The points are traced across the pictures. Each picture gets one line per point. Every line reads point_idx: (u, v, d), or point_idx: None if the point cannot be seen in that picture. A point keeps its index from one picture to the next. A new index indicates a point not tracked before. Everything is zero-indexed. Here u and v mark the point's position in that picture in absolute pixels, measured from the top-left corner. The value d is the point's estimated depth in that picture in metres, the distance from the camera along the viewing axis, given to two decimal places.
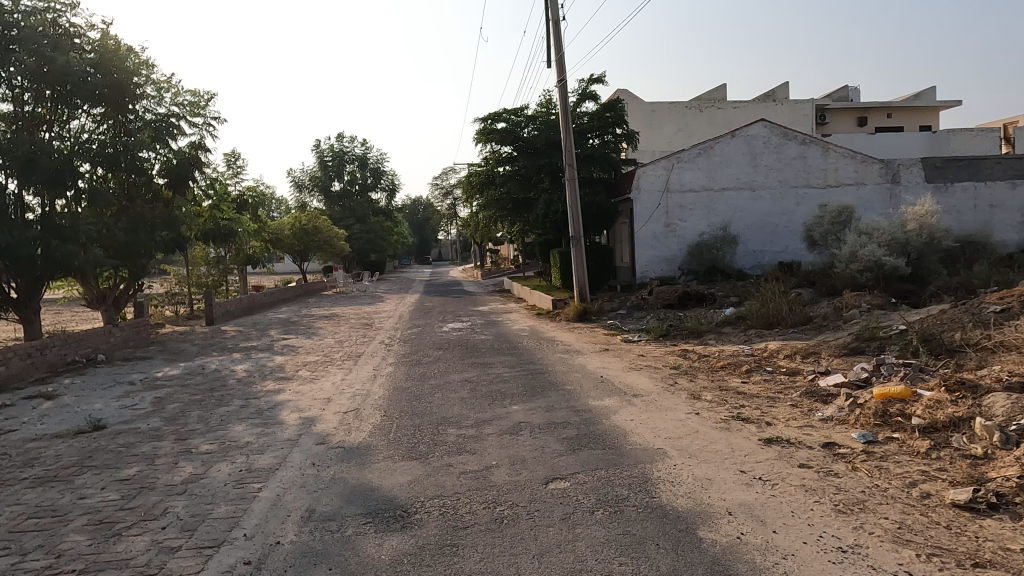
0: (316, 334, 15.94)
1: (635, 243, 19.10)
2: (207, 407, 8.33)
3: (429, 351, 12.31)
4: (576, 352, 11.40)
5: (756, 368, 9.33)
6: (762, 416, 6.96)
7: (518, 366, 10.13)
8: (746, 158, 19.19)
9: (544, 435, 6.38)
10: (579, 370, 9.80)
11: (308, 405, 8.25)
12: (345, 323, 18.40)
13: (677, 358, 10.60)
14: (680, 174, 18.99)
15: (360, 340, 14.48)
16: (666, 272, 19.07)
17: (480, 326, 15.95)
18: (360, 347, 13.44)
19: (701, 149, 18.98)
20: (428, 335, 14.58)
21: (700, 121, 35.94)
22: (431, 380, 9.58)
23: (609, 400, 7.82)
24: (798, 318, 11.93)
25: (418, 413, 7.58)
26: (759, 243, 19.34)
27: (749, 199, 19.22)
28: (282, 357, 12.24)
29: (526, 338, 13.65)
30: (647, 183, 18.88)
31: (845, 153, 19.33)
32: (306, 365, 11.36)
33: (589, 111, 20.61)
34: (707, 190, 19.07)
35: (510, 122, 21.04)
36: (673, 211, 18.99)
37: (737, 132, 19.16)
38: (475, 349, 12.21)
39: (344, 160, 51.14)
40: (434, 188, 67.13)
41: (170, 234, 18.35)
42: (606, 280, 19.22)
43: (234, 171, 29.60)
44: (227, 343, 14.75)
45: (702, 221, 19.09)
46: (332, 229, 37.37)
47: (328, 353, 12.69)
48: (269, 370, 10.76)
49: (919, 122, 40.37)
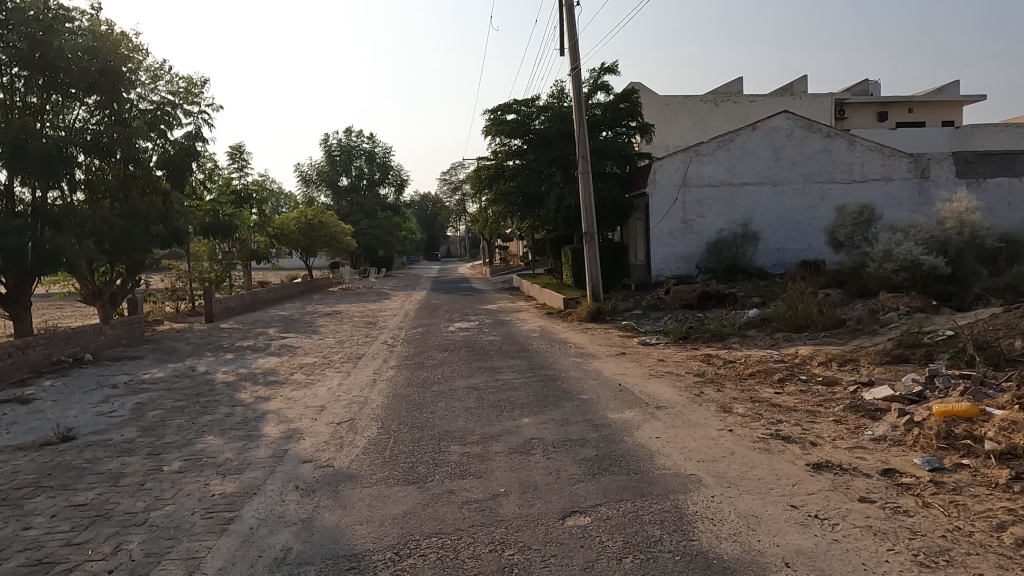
0: (316, 333, 15.24)
1: (651, 240, 18.28)
2: (190, 415, 7.64)
3: (433, 354, 11.60)
4: (590, 356, 10.63)
5: (790, 377, 8.52)
6: (804, 435, 6.15)
7: (528, 372, 9.37)
8: (768, 151, 18.32)
9: (557, 456, 5.63)
10: (595, 377, 9.02)
11: (300, 414, 7.54)
12: (348, 321, 17.70)
13: (700, 364, 9.81)
14: (698, 168, 18.15)
15: (361, 341, 13.77)
16: (683, 271, 18.26)
17: (488, 327, 15.22)
18: (361, 348, 12.77)
19: (720, 142, 18.11)
20: (434, 336, 13.85)
21: (716, 116, 35.00)
22: (435, 386, 8.87)
23: (630, 413, 7.05)
24: (830, 321, 11.09)
25: (417, 425, 6.86)
26: (781, 241, 18.46)
27: (770, 195, 18.35)
28: (279, 358, 11.56)
29: (537, 340, 12.89)
30: (664, 177, 18.06)
31: (872, 146, 18.41)
32: (302, 367, 10.67)
33: (602, 103, 19.76)
34: (727, 185, 18.22)
35: (521, 114, 20.29)
36: (690, 206, 18.15)
37: (758, 124, 18.28)
38: (483, 352, 11.45)
39: (352, 155, 50.58)
40: (443, 183, 66.44)
41: (169, 229, 17.87)
42: (620, 278, 18.40)
43: (238, 165, 29.02)
44: (224, 342, 14.11)
45: (721, 217, 18.25)
46: (338, 225, 36.74)
47: (327, 355, 11.99)
48: (262, 373, 10.07)
49: (939, 118, 39.16)
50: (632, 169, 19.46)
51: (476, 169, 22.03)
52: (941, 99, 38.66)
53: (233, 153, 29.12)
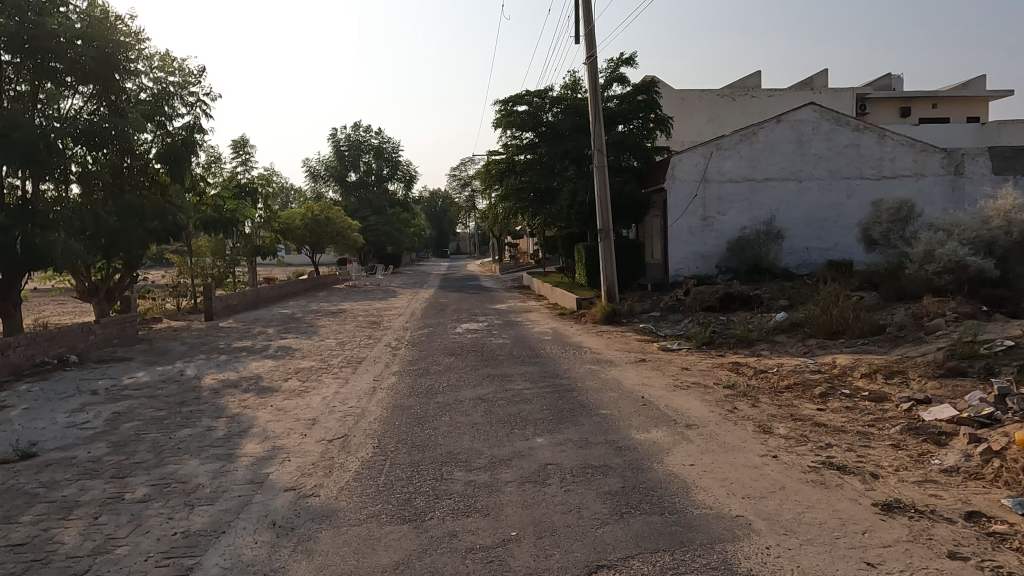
0: (317, 333, 14.51)
1: (668, 238, 17.43)
2: (168, 429, 6.92)
3: (438, 358, 10.84)
4: (607, 364, 9.84)
5: (832, 391, 7.69)
6: (862, 464, 5.32)
7: (541, 382, 8.59)
8: (793, 145, 17.41)
9: (576, 489, 4.85)
10: (615, 388, 8.22)
11: (288, 430, 6.79)
12: (351, 321, 16.97)
13: (728, 373, 8.99)
14: (719, 162, 17.28)
15: (364, 343, 13.05)
16: (703, 270, 17.40)
17: (498, 328, 14.45)
18: (363, 350, 12.05)
19: (743, 136, 17.23)
20: (440, 339, 13.10)
21: (733, 110, 34.02)
22: (439, 396, 8.10)
23: (657, 433, 6.25)
24: (868, 328, 10.24)
25: (417, 445, 6.09)
26: (806, 239, 17.55)
27: (795, 191, 17.45)
28: (276, 362, 10.85)
29: (549, 344, 12.09)
30: (683, 172, 17.20)
31: (903, 141, 17.46)
32: (299, 373, 9.94)
33: (619, 94, 18.89)
34: (749, 180, 17.33)
35: (533, 106, 19.46)
36: (710, 203, 17.29)
37: (783, 117, 17.38)
38: (492, 357, 10.67)
39: (360, 150, 49.95)
40: (453, 179, 65.64)
41: (164, 223, 17.15)
42: (636, 277, 17.55)
43: (242, 158, 28.36)
44: (221, 342, 13.43)
45: (743, 215, 17.37)
46: (345, 220, 36.03)
47: (326, 358, 11.27)
48: (254, 379, 9.37)
49: (964, 114, 37.95)
50: (649, 164, 18.58)
51: (486, 163, 21.23)
52: (966, 94, 37.42)
53: (237, 146, 28.47)
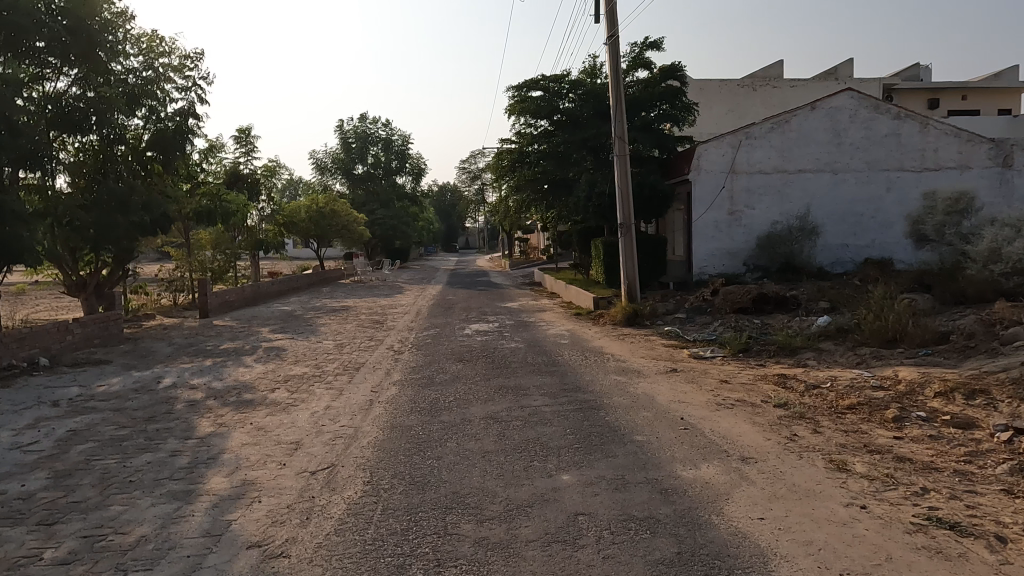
0: (315, 334, 13.46)
1: (693, 233, 16.26)
2: (125, 454, 5.88)
3: (445, 365, 9.78)
4: (634, 375, 8.73)
5: (906, 413, 6.53)
6: (978, 521, 4.18)
7: (562, 397, 7.50)
8: (828, 134, 16.17)
9: (617, 555, 3.75)
10: (648, 406, 7.12)
11: (266, 458, 5.74)
12: (354, 319, 15.90)
13: (775, 388, 7.86)
14: (748, 152, 16.08)
15: (364, 345, 12.02)
16: (729, 268, 16.22)
17: (510, 330, 13.37)
18: (363, 354, 11.01)
19: (774, 124, 16.02)
20: (447, 342, 12.04)
21: (753, 101, 32.68)
22: (445, 413, 7.03)
23: (707, 469, 5.14)
24: (930, 336, 9.06)
25: (416, 482, 5.02)
26: (841, 236, 16.33)
27: (829, 183, 16.22)
28: (265, 368, 9.83)
29: (567, 349, 11.00)
30: (710, 162, 16.01)
31: (947, 129, 16.15)
32: (290, 381, 8.91)
33: (642, 79, 17.69)
34: (780, 172, 16.12)
35: (550, 93, 18.34)
36: (738, 195, 16.09)
37: (818, 103, 16.13)
38: (504, 364, 9.59)
39: (368, 142, 48.87)
40: (462, 172, 64.44)
41: (151, 216, 15.83)
42: (658, 275, 16.39)
43: (245, 149, 27.36)
44: (211, 344, 12.45)
45: (774, 209, 16.17)
46: (351, 213, 34.95)
47: (322, 363, 10.26)
48: (237, 389, 8.35)
49: (994, 106, 36.33)
50: (673, 154, 17.37)
51: (498, 153, 20.10)
52: (997, 85, 35.82)
53: (239, 136, 27.47)
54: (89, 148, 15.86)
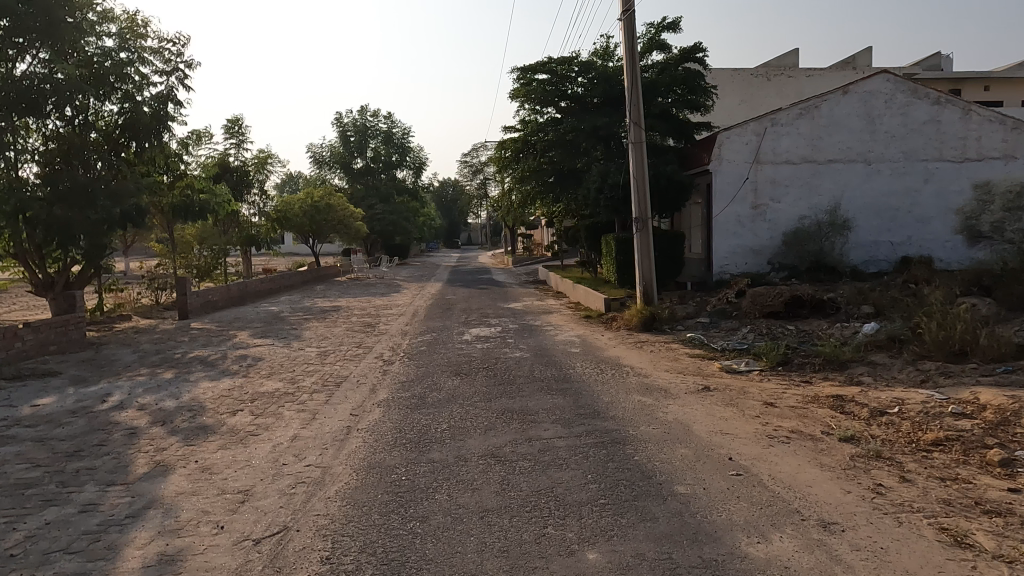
0: (299, 339, 12.16)
1: (713, 229, 14.93)
2: (23, 509, 4.59)
3: (440, 380, 8.50)
4: (661, 395, 7.43)
5: (1014, 455, 5.20)
6: None
7: (577, 426, 6.22)
8: (861, 120, 14.81)
9: None
10: (685, 439, 5.82)
11: (201, 516, 4.44)
12: (343, 322, 14.62)
13: (835, 415, 6.53)
14: (774, 141, 14.74)
15: (351, 353, 10.74)
16: (753, 267, 14.91)
17: (514, 335, 12.08)
18: (348, 365, 9.75)
19: (802, 110, 14.67)
20: (444, 350, 10.76)
21: (768, 91, 31.25)
22: (436, 447, 5.75)
23: (781, 543, 3.83)
24: (1007, 349, 7.74)
25: (389, 562, 3.73)
26: (874, 232, 14.98)
27: (862, 175, 14.87)
28: (233, 382, 8.57)
29: (579, 359, 9.70)
30: (732, 151, 14.67)
31: (992, 116, 14.75)
32: (259, 399, 7.65)
33: (658, 63, 16.36)
34: (809, 162, 14.77)
35: (557, 78, 17.05)
36: (763, 188, 14.75)
37: (850, 87, 14.77)
38: (507, 379, 8.30)
39: (367, 135, 47.49)
40: (464, 165, 63.03)
41: (119, 209, 14.57)
42: (675, 275, 15.04)
43: (235, 140, 26.02)
44: (181, 351, 11.20)
45: (802, 202, 14.82)
46: (347, 208, 33.59)
47: (299, 375, 9.00)
48: (192, 412, 7.08)
49: (1017, 98, 34.81)
50: (691, 144, 16.03)
51: (502, 143, 18.79)
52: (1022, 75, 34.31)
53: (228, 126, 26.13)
54: (56, 134, 14.69)
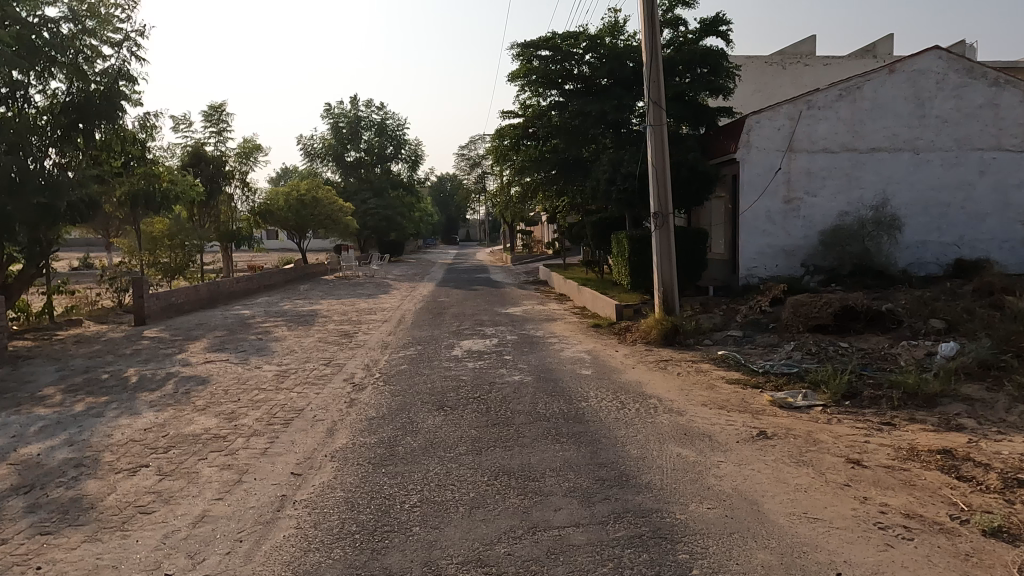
0: (258, 354, 10.33)
1: (741, 227, 13.12)
2: None
3: (418, 416, 6.71)
4: (705, 444, 5.64)
5: None
6: None
7: (599, 504, 4.40)
8: (909, 103, 12.98)
9: None
10: (759, 531, 4.00)
11: None
12: (317, 331, 12.79)
13: (955, 485, 4.71)
14: (809, 126, 12.94)
15: (316, 373, 8.96)
16: (784, 270, 13.13)
17: (512, 351, 10.29)
18: (309, 390, 7.97)
19: (842, 91, 12.90)
20: (428, 371, 8.97)
21: (784, 80, 29.41)
22: (400, 542, 3.95)
23: None
24: None
25: None
26: (922, 230, 13.18)
27: (908, 165, 13.06)
28: (154, 417, 6.75)
29: (592, 386, 7.90)
30: (762, 137, 12.87)
31: None
32: (176, 446, 5.83)
33: (676, 38, 14.53)
34: (849, 150, 12.99)
35: (560, 56, 15.19)
36: (797, 179, 12.96)
37: (896, 65, 12.96)
38: (503, 417, 6.52)
39: (361, 127, 45.70)
40: (461, 159, 61.21)
41: (63, 200, 12.72)
42: (697, 278, 13.20)
43: (216, 129, 23.00)
44: (113, 369, 9.37)
45: (841, 196, 13.02)
46: (335, 201, 31.68)
47: (243, 407, 7.19)
48: (78, 471, 5.26)
49: None
50: (713, 130, 14.21)
51: (501, 131, 17.05)
52: None
53: (210, 111, 23.08)
54: None
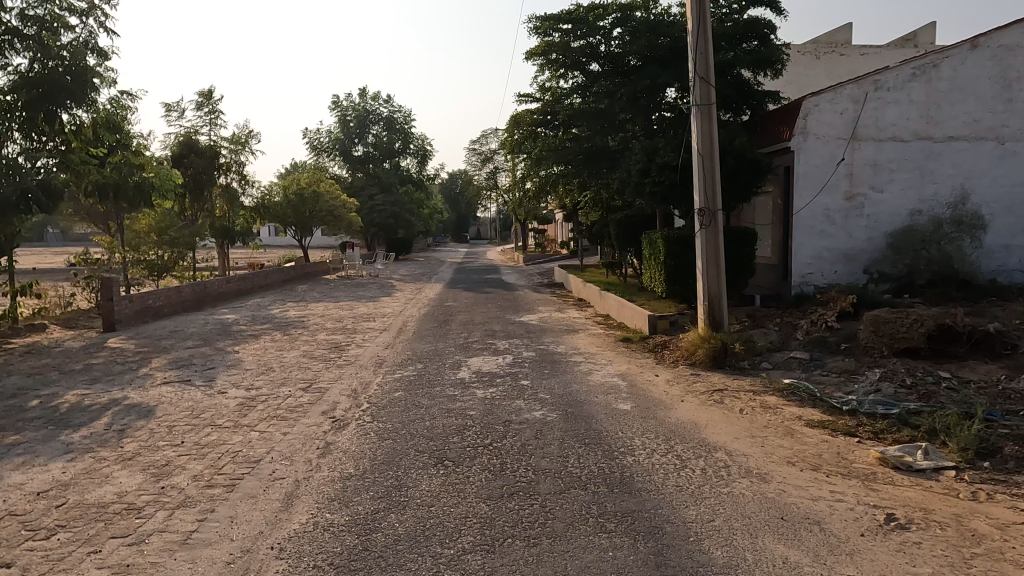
0: (226, 373, 8.66)
1: (794, 226, 11.34)
2: None
3: (411, 475, 5.03)
4: (819, 541, 3.89)
5: None
6: None
7: None
8: (996, 84, 11.07)
9: None
10: None
11: None
12: (304, 341, 11.12)
13: None
14: (876, 110, 11.11)
15: (291, 402, 7.28)
16: (844, 277, 11.35)
17: (530, 372, 8.59)
18: (277, 429, 6.30)
19: (916, 69, 11.05)
20: (427, 400, 7.28)
21: (819, 69, 27.44)
22: None
23: None
24: None
25: None
26: (1006, 232, 11.32)
27: (993, 157, 11.17)
28: (59, 472, 5.07)
29: (636, 428, 6.17)
30: (820, 123, 11.10)
31: None
32: (65, 528, 4.15)
33: (719, 10, 12.76)
34: (923, 139, 11.14)
35: (584, 30, 13.45)
36: (860, 173, 11.17)
37: (981, 40, 11.06)
38: (524, 482, 4.80)
39: (368, 120, 44.17)
40: (471, 155, 59.47)
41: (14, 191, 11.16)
42: (743, 284, 11.42)
43: (209, 118, 21.43)
44: (45, 393, 7.69)
45: (912, 191, 11.18)
46: (339, 196, 30.06)
47: (184, 455, 5.51)
48: None
49: None
50: (760, 115, 12.42)
51: (516, 118, 15.34)
52: None
53: (202, 99, 21.48)
54: None
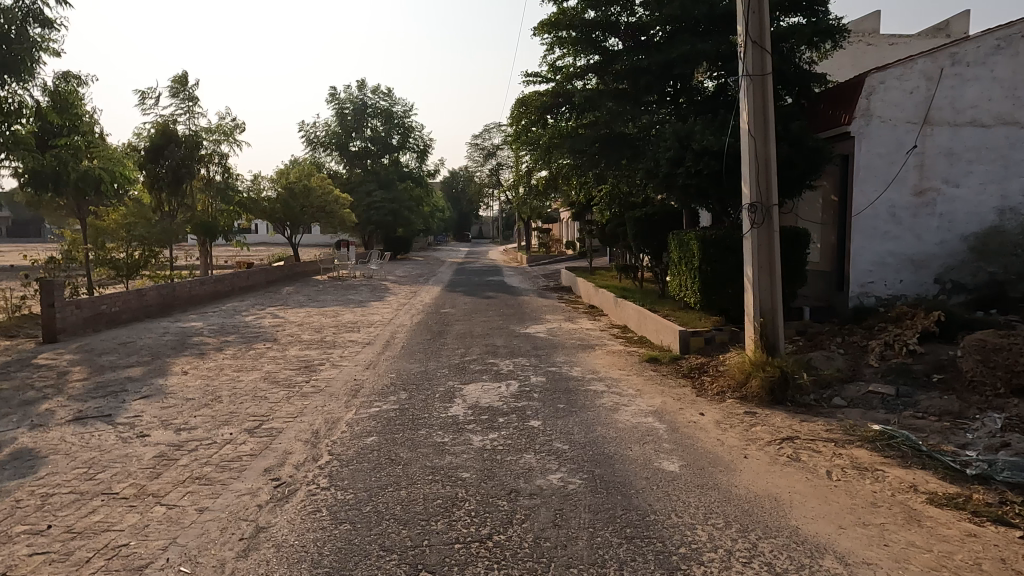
0: (156, 406, 6.85)
1: (853, 227, 9.56)
2: None
3: None
4: None
5: None
6: None
7: None
8: None
9: None
10: None
11: None
12: (269, 359, 9.33)
13: None
14: (953, 89, 9.30)
15: (226, 454, 5.51)
16: (911, 286, 9.59)
17: (541, 407, 6.79)
18: (193, 501, 4.52)
19: (1001, 40, 9.21)
20: (406, 452, 5.50)
21: (846, 59, 25.58)
22: None
23: None
24: None
25: None
26: None
27: None
28: None
29: (696, 506, 4.39)
30: (886, 104, 9.31)
31: None
32: None
33: None
34: (1008, 124, 9.32)
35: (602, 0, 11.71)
36: (932, 164, 9.40)
37: None
38: None
39: (365, 114, 42.33)
40: (474, 152, 57.66)
41: None
42: (793, 294, 9.62)
43: (187, 105, 19.70)
44: None
45: (994, 186, 9.38)
46: (331, 191, 28.27)
47: (38, 555, 3.74)
48: None
49: None
50: (810, 96, 10.62)
51: (524, 103, 13.60)
52: None
53: (177, 85, 19.73)
54: None
